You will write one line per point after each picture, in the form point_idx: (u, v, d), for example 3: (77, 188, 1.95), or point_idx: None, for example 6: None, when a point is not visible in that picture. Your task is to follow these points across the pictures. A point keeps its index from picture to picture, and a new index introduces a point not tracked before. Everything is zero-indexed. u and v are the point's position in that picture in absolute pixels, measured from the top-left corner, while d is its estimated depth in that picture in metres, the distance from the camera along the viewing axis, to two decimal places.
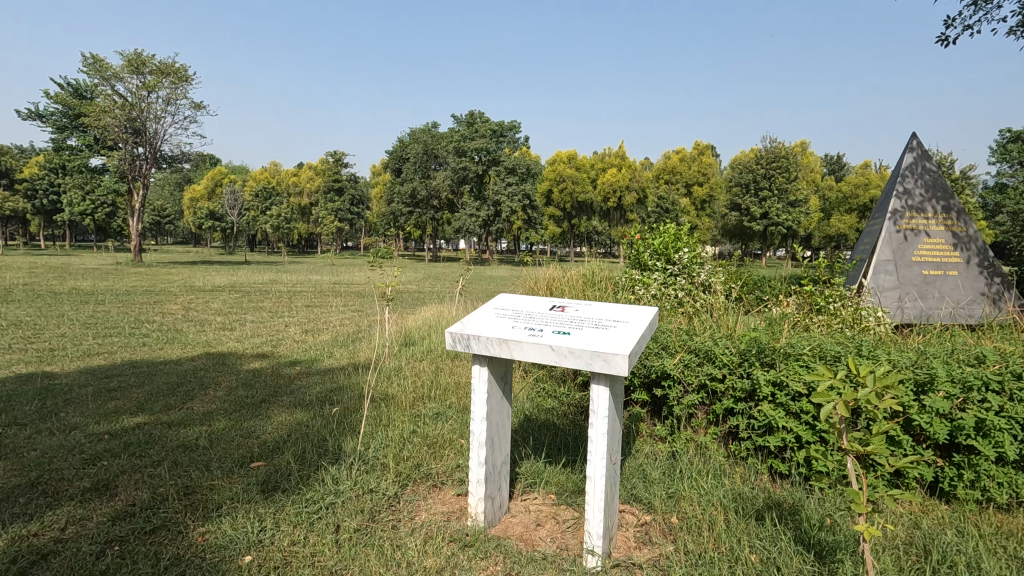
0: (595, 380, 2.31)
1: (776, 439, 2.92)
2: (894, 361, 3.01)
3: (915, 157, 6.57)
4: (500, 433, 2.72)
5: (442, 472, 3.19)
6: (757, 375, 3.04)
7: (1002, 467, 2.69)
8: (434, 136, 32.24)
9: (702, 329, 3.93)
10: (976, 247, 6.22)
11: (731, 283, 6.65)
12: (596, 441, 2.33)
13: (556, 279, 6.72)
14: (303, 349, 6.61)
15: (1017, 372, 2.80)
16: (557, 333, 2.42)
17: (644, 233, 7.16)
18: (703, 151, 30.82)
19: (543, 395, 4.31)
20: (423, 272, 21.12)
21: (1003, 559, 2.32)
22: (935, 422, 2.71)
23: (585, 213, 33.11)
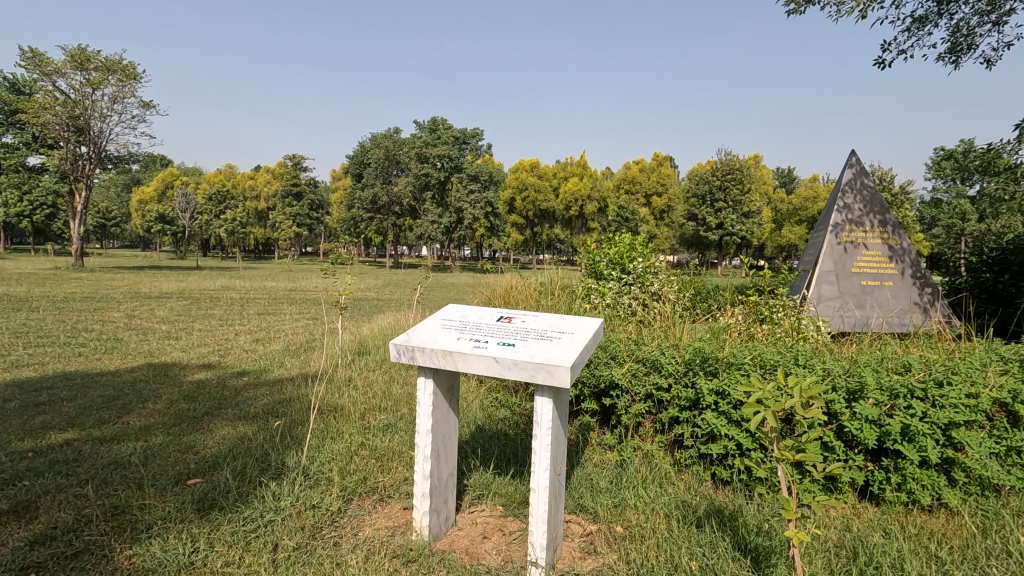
0: (539, 391, 2.33)
1: (718, 447, 2.99)
2: (828, 370, 3.13)
3: (854, 173, 6.89)
4: (445, 446, 2.70)
5: (389, 485, 3.14)
6: (700, 385, 3.11)
7: (925, 470, 2.83)
8: (397, 142, 32.25)
9: (650, 339, 4.01)
10: (910, 259, 6.56)
11: (684, 292, 6.84)
12: (540, 452, 2.34)
13: (514, 287, 6.75)
14: (252, 359, 6.42)
15: (939, 379, 2.96)
16: (502, 345, 2.42)
17: (601, 242, 7.30)
18: (662, 163, 31.68)
19: (496, 405, 4.31)
20: (383, 279, 20.85)
21: (925, 559, 2.43)
22: (865, 429, 2.82)
23: (547, 220, 33.47)
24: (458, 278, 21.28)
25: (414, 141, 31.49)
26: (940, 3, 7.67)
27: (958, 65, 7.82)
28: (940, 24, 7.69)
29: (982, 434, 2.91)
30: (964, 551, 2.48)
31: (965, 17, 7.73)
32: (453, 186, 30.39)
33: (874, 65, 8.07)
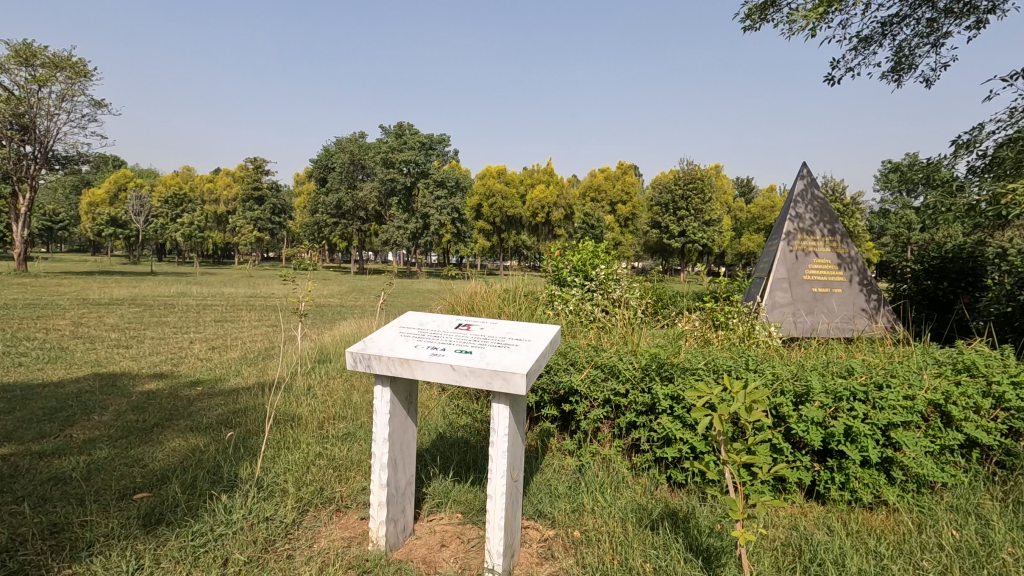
0: (496, 398, 2.35)
1: (673, 451, 3.06)
2: (776, 374, 3.25)
3: (805, 184, 7.17)
4: (403, 454, 2.69)
5: (346, 495, 3.09)
6: (656, 390, 3.19)
7: (867, 469, 2.97)
8: (362, 147, 31.91)
9: (609, 345, 4.08)
10: (857, 267, 6.88)
11: (645, 298, 6.98)
12: (497, 459, 2.36)
13: (477, 294, 6.76)
14: (207, 368, 6.22)
15: (880, 382, 3.11)
16: (459, 353, 2.43)
17: (564, 249, 7.39)
18: (627, 171, 32.24)
19: (458, 412, 4.30)
20: (346, 286, 20.51)
21: (865, 554, 2.53)
22: (811, 430, 2.93)
23: (514, 227, 33.61)
24: (423, 284, 21.10)
25: (380, 146, 31.21)
26: (884, 24, 8.09)
27: (900, 83, 8.25)
28: (884, 44, 8.10)
29: (919, 434, 3.07)
30: (902, 545, 2.60)
31: (907, 38, 8.17)
32: (419, 192, 30.21)
33: (824, 81, 8.45)
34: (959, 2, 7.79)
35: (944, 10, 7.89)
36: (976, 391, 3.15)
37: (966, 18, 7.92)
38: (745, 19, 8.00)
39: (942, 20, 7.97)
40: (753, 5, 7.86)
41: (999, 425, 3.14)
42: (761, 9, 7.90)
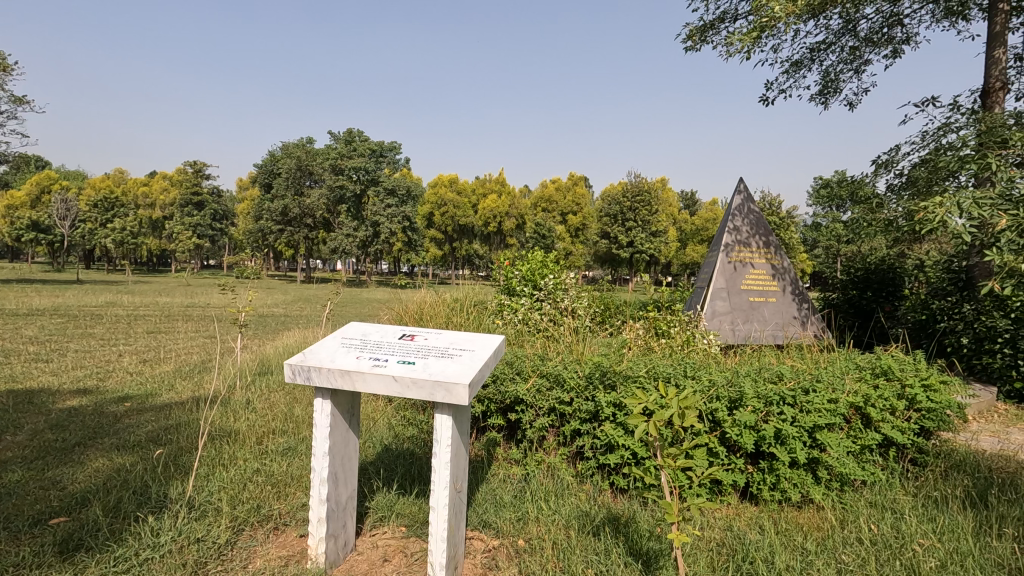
0: (439, 409, 2.36)
1: (616, 457, 3.13)
2: (713, 381, 3.38)
3: (742, 199, 7.52)
4: (344, 468, 2.63)
5: (285, 512, 3.00)
6: (599, 398, 3.26)
7: (795, 469, 3.13)
8: (310, 153, 31.19)
9: (556, 354, 4.14)
10: (789, 278, 7.29)
11: (593, 307, 7.14)
12: (439, 470, 2.36)
13: (427, 303, 6.72)
14: (137, 382, 5.89)
15: (806, 387, 3.30)
16: (402, 364, 2.41)
17: (514, 259, 7.47)
18: (577, 182, 32.85)
19: (404, 423, 4.24)
20: (292, 295, 19.88)
21: (792, 550, 2.67)
22: (744, 434, 3.06)
23: (466, 236, 33.60)
24: (373, 293, 20.73)
25: (329, 152, 30.60)
26: (813, 50, 8.64)
27: (827, 106, 8.82)
28: (812, 68, 8.66)
29: (842, 435, 3.27)
30: (826, 540, 2.76)
31: (833, 65, 8.77)
32: (369, 199, 29.72)
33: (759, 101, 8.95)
34: (878, 33, 8.42)
35: (865, 40, 8.51)
36: (892, 394, 3.39)
37: (883, 48, 8.58)
38: (686, 40, 8.37)
39: (863, 48, 8.60)
40: (694, 28, 8.24)
41: (911, 425, 3.38)
42: (701, 32, 8.29)
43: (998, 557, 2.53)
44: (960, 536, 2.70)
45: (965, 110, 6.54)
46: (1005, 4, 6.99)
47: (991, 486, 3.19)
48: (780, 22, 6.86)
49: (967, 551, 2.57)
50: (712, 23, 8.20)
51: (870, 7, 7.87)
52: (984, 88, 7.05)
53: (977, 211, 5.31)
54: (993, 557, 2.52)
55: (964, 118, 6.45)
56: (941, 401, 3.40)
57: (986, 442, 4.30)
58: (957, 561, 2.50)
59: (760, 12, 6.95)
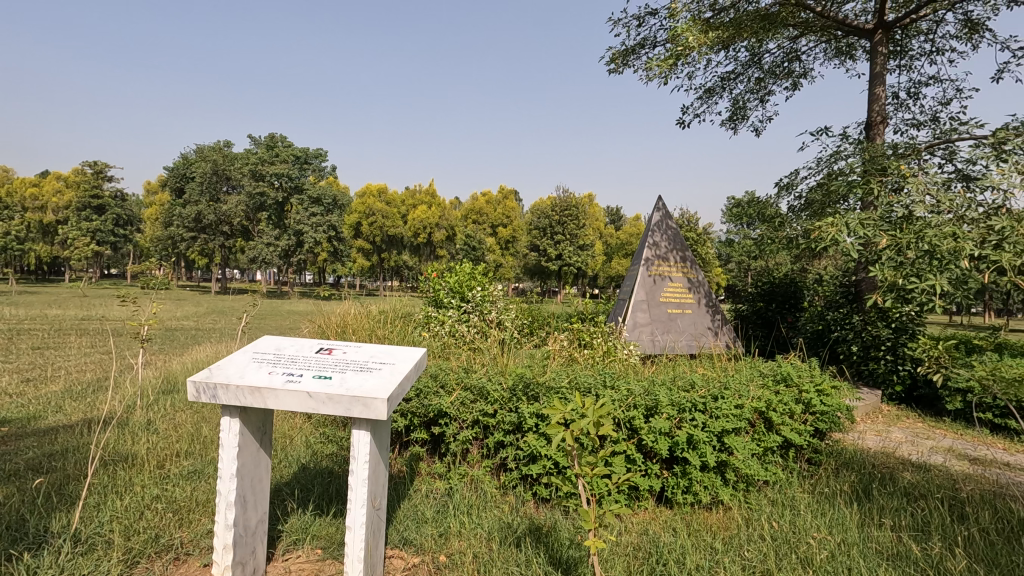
0: (356, 424, 2.30)
1: (538, 467, 3.16)
2: (631, 390, 3.51)
3: (661, 215, 7.90)
4: (253, 490, 2.50)
5: (187, 541, 2.79)
6: (522, 409, 3.30)
7: (706, 473, 3.30)
8: (228, 157, 29.63)
9: (481, 366, 4.14)
10: (704, 291, 7.74)
11: (520, 318, 7.22)
12: (356, 488, 2.30)
13: (351, 315, 6.53)
14: (16, 404, 5.29)
15: (715, 394, 3.50)
16: (318, 378, 2.33)
17: (443, 270, 7.43)
18: (508, 196, 33.30)
19: (324, 439, 4.07)
20: (204, 307, 18.62)
21: (703, 550, 2.80)
22: (659, 440, 3.20)
23: (395, 247, 33.07)
24: (295, 304, 19.82)
25: (249, 157, 29.22)
26: (723, 79, 9.30)
27: (736, 131, 9.49)
28: (723, 96, 9.31)
29: (747, 438, 3.49)
30: (732, 539, 2.92)
31: (741, 93, 9.47)
32: (292, 208, 28.57)
33: (677, 124, 9.49)
34: (780, 66, 9.20)
35: (769, 73, 9.26)
36: (790, 398, 3.67)
37: (785, 80, 9.37)
38: (609, 63, 8.75)
39: (767, 80, 9.35)
40: (617, 51, 8.63)
41: (807, 427, 3.67)
42: (624, 56, 8.70)
43: (878, 546, 2.78)
44: (847, 528, 2.94)
45: (852, 140, 7.27)
46: (884, 48, 7.85)
47: (874, 481, 3.52)
48: (693, 52, 7.32)
49: (853, 542, 2.80)
50: (634, 48, 8.63)
51: (772, 42, 8.60)
52: (867, 121, 7.86)
53: (863, 231, 5.88)
54: (875, 546, 2.77)
55: (851, 147, 7.16)
56: (833, 404, 3.71)
57: (872, 441, 4.75)
58: (844, 552, 2.73)
59: (676, 41, 7.38)
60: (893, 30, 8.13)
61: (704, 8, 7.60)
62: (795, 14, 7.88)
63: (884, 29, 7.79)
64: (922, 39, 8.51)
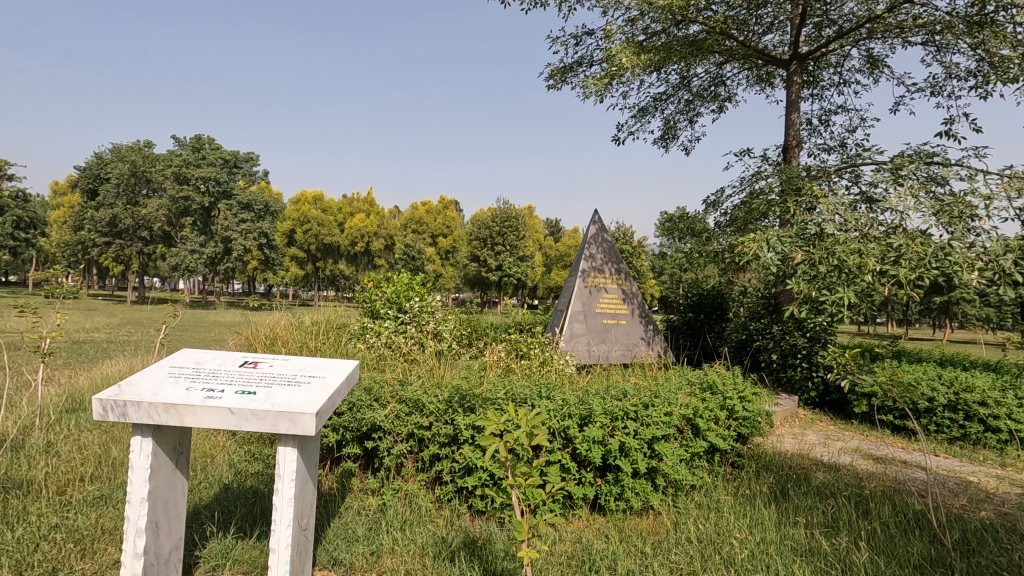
0: (282, 441, 2.22)
1: (474, 479, 3.14)
2: (566, 400, 3.56)
3: (597, 228, 8.13)
4: (166, 514, 2.34)
5: (90, 574, 2.57)
6: (458, 421, 3.28)
7: (637, 479, 3.40)
8: (149, 158, 27.86)
9: (417, 379, 4.08)
10: (637, 302, 8.01)
11: (459, 329, 7.18)
12: (281, 508, 2.21)
13: (281, 326, 6.27)
14: None
15: (646, 403, 3.62)
16: (241, 394, 2.22)
17: (379, 280, 7.29)
18: (448, 206, 33.23)
19: (249, 457, 3.87)
20: (119, 317, 17.30)
21: (633, 555, 2.88)
22: (593, 448, 3.26)
23: (331, 256, 32.11)
24: (222, 314, 18.80)
25: (172, 159, 27.59)
26: (655, 100, 9.73)
27: (667, 150, 9.93)
28: (655, 115, 9.72)
29: (676, 444, 3.62)
30: (660, 543, 3.01)
31: (672, 114, 9.93)
32: (220, 213, 27.18)
33: (612, 141, 9.82)
34: (707, 90, 9.73)
35: (697, 95, 9.77)
36: (715, 405, 3.85)
37: (711, 103, 9.92)
38: (548, 79, 8.94)
39: (695, 102, 9.86)
40: (555, 68, 8.84)
41: (731, 432, 3.85)
42: (562, 73, 8.92)
43: (794, 543, 2.95)
44: (766, 528, 3.11)
45: (771, 162, 7.78)
46: (799, 77, 8.48)
47: (791, 482, 3.74)
48: (627, 72, 7.61)
49: (771, 540, 2.97)
50: (572, 66, 8.87)
51: (700, 67, 9.09)
52: (784, 144, 8.44)
53: (781, 247, 6.28)
54: (790, 543, 2.94)
55: (770, 168, 7.66)
56: (754, 410, 3.92)
57: (789, 443, 5.06)
58: (762, 550, 2.88)
59: (611, 61, 7.65)
60: (806, 62, 8.81)
61: (637, 32, 7.93)
62: (721, 42, 8.37)
63: (798, 60, 8.42)
64: (832, 71, 9.25)
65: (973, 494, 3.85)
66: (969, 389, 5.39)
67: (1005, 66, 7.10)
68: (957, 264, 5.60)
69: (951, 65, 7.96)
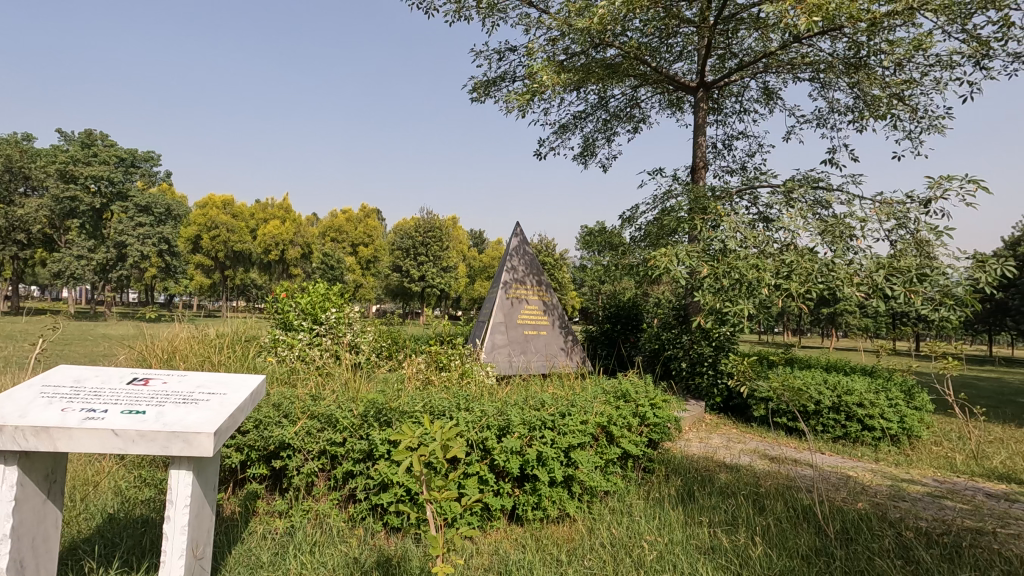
0: (175, 464, 2.06)
1: (389, 496, 3.06)
2: (485, 411, 3.56)
3: (519, 241, 8.25)
4: (34, 552, 2.08)
5: None
6: (374, 436, 3.18)
7: (554, 488, 3.45)
8: (28, 153, 25.03)
9: (331, 393, 3.92)
10: (557, 313, 8.19)
11: (378, 341, 7.00)
12: (173, 537, 2.04)
13: (181, 339, 5.82)
14: None
15: (563, 412, 3.70)
16: (127, 413, 2.03)
17: (293, 290, 6.96)
18: (370, 215, 32.51)
19: (139, 483, 3.53)
20: None
21: (548, 564, 2.92)
22: (510, 459, 3.28)
23: (242, 263, 30.31)
24: (114, 327, 17.14)
25: (56, 155, 24.95)
26: (575, 118, 10.07)
27: (586, 166, 10.29)
28: (575, 133, 10.06)
29: (591, 452, 3.72)
30: (575, 550, 3.08)
31: (591, 132, 10.31)
32: (113, 216, 24.87)
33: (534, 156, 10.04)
34: (623, 111, 10.21)
35: (614, 115, 10.22)
36: (628, 412, 4.00)
37: (627, 123, 10.41)
38: (472, 91, 9.00)
39: (612, 122, 10.30)
40: (479, 81, 8.92)
41: (643, 437, 4.02)
42: (485, 86, 9.02)
43: (698, 542, 3.12)
44: (673, 529, 3.26)
45: (680, 181, 8.28)
46: (705, 104, 9.11)
47: (696, 484, 3.95)
48: (548, 90, 7.82)
49: (677, 540, 3.11)
50: (495, 80, 8.99)
51: (616, 89, 9.53)
52: (692, 165, 9.01)
53: (689, 261, 6.66)
54: (696, 543, 3.10)
55: (680, 188, 8.14)
56: (663, 416, 4.11)
57: (696, 447, 5.35)
58: (670, 551, 3.02)
59: (532, 78, 7.84)
60: (712, 90, 9.49)
61: (558, 51, 8.20)
62: (635, 67, 8.82)
63: (704, 88, 9.04)
64: (733, 100, 10.02)
65: (852, 486, 4.25)
66: (850, 392, 5.97)
67: (876, 105, 8.03)
68: (839, 279, 6.20)
69: (833, 101, 8.87)
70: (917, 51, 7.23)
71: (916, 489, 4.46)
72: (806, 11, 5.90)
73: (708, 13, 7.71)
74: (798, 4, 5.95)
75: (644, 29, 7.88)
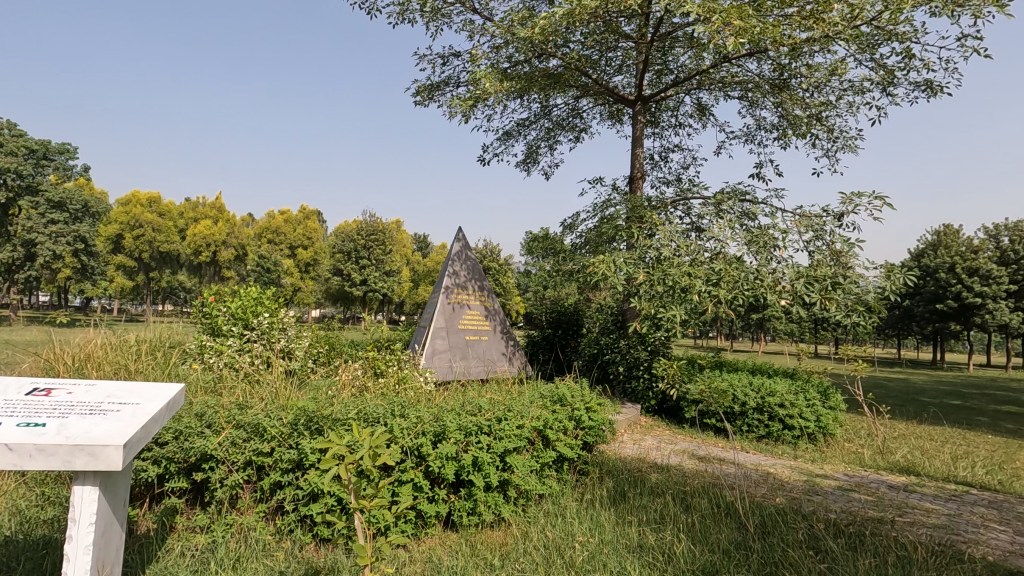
0: (79, 480, 1.93)
1: (319, 506, 2.97)
2: (420, 417, 3.53)
3: (462, 245, 8.24)
4: None
5: None
6: (304, 446, 3.09)
7: (489, 493, 3.47)
8: None
9: (259, 401, 3.78)
10: (498, 318, 8.24)
11: (313, 347, 6.80)
12: (75, 557, 1.92)
13: (95, 344, 5.43)
14: None
15: (499, 417, 3.72)
16: (24, 426, 1.89)
17: (222, 294, 6.64)
18: (310, 216, 31.49)
19: (42, 502, 3.27)
20: None
21: (482, 568, 2.93)
22: (446, 465, 3.25)
23: (169, 265, 28.60)
24: (17, 331, 15.64)
25: None
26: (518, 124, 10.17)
27: (529, 172, 10.41)
28: (518, 139, 10.17)
29: (527, 456, 3.75)
30: (508, 553, 3.10)
31: (534, 140, 10.46)
32: (21, 212, 22.81)
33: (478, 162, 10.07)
34: (566, 120, 10.41)
35: (557, 124, 10.41)
36: (564, 416, 4.08)
37: (569, 133, 10.62)
38: (415, 95, 8.92)
39: (555, 130, 10.49)
40: (422, 85, 8.86)
41: (578, 440, 4.10)
42: (429, 90, 8.96)
43: (628, 541, 3.22)
44: (604, 530, 3.35)
45: (618, 190, 8.53)
46: (642, 117, 9.44)
47: (629, 485, 4.06)
48: (491, 97, 7.86)
49: (608, 540, 3.20)
50: (438, 84, 8.96)
51: (559, 99, 9.71)
52: (631, 175, 9.30)
53: (626, 268, 6.87)
54: (625, 541, 3.20)
55: (618, 197, 8.38)
56: (598, 419, 4.22)
57: (630, 448, 5.52)
58: (600, 550, 3.10)
59: (476, 85, 7.86)
60: (650, 104, 9.85)
61: (502, 59, 8.27)
62: (576, 78, 9.02)
63: (642, 101, 9.37)
64: (670, 114, 10.42)
65: (771, 483, 4.51)
66: (772, 394, 6.34)
67: (797, 124, 8.59)
68: (764, 286, 6.56)
69: (760, 118, 9.39)
70: (833, 76, 7.79)
71: (828, 483, 4.79)
72: (734, 33, 6.21)
73: (646, 29, 7.99)
74: (726, 26, 6.26)
75: (585, 42, 8.07)
